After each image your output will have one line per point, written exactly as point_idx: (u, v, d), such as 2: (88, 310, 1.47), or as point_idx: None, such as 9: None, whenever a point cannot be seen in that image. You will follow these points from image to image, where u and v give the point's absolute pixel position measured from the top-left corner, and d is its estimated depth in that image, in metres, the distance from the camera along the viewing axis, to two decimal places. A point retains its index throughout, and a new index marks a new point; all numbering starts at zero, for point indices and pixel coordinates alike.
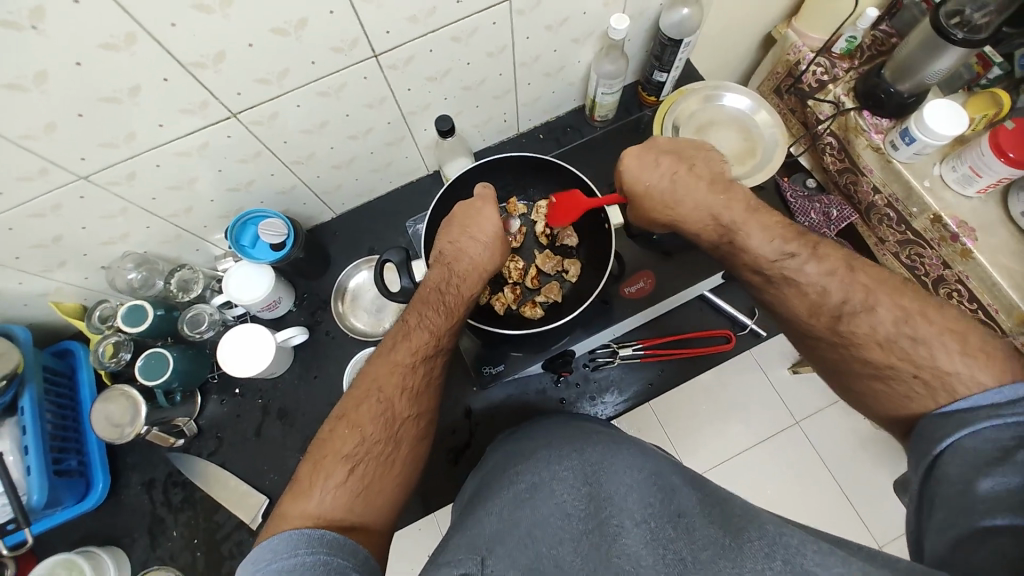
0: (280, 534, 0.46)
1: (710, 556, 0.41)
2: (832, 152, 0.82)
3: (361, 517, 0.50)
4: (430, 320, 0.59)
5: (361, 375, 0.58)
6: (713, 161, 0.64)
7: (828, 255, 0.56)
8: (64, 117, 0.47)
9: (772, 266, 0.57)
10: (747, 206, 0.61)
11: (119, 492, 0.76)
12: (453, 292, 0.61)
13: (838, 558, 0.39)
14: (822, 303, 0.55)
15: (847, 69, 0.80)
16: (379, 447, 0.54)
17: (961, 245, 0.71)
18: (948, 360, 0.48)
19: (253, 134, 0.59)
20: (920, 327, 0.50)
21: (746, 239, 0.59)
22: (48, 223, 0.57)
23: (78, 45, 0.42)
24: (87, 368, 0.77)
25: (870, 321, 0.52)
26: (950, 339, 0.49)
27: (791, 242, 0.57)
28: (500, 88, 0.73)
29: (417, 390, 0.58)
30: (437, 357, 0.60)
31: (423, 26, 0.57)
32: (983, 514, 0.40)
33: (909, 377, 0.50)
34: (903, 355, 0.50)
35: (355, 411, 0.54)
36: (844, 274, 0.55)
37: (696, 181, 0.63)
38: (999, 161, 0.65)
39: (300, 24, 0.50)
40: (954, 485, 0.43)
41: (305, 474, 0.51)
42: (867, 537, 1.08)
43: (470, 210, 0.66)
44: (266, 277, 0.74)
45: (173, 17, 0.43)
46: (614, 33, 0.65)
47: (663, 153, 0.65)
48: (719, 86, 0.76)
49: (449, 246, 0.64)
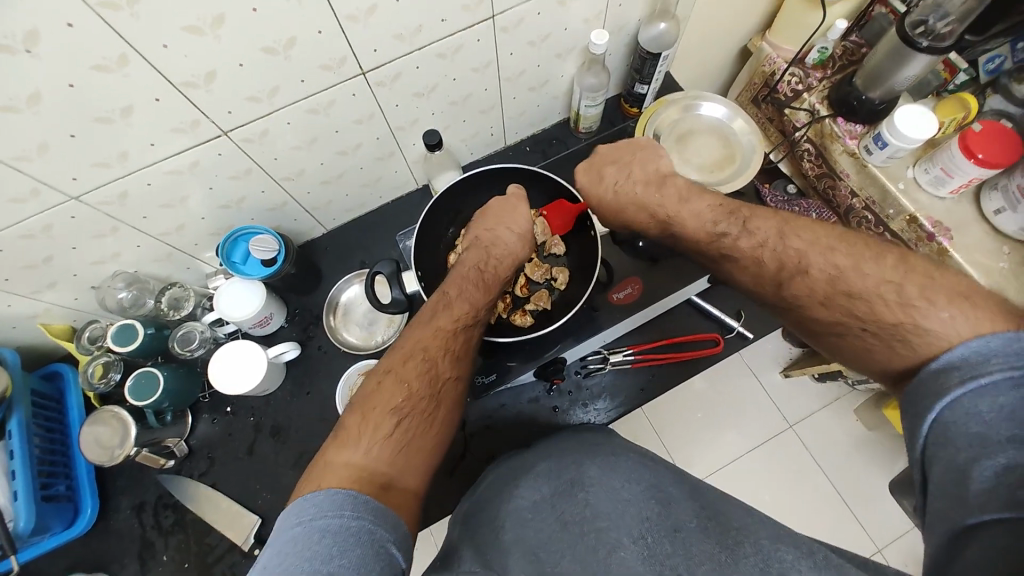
0: (327, 489, 0.44)
1: (708, 571, 0.40)
2: (810, 158, 0.85)
3: (400, 473, 0.49)
4: (471, 291, 0.62)
5: (403, 339, 0.59)
6: (649, 160, 0.69)
7: (759, 227, 0.57)
8: (57, 137, 0.48)
9: (710, 246, 0.60)
10: (679, 195, 0.65)
11: (109, 517, 0.74)
12: (492, 271, 0.65)
13: (833, 570, 0.39)
14: (762, 273, 0.56)
15: (820, 79, 0.82)
16: (423, 404, 0.54)
17: (937, 244, 0.73)
18: (889, 310, 0.47)
19: (244, 151, 0.60)
20: (854, 282, 0.50)
21: (693, 226, 0.62)
22: (39, 244, 0.57)
23: (72, 67, 0.43)
24: (76, 391, 0.76)
25: (806, 283, 0.53)
26: (888, 289, 0.48)
27: (721, 222, 0.60)
28: (486, 103, 0.75)
29: (458, 355, 0.59)
30: (476, 327, 0.61)
31: (409, 44, 0.58)
32: (973, 510, 0.37)
33: (860, 331, 0.50)
34: (846, 312, 0.50)
35: (401, 366, 0.55)
36: (774, 241, 0.56)
37: (633, 184, 0.68)
38: (969, 162, 0.67)
39: (289, 43, 0.51)
40: (948, 466, 0.39)
41: (350, 424, 0.51)
42: (866, 540, 1.08)
43: (506, 204, 0.70)
44: (257, 291, 0.74)
45: (165, 38, 0.45)
46: (595, 47, 0.67)
47: (605, 166, 0.71)
48: (697, 96, 0.78)
49: (486, 232, 0.68)
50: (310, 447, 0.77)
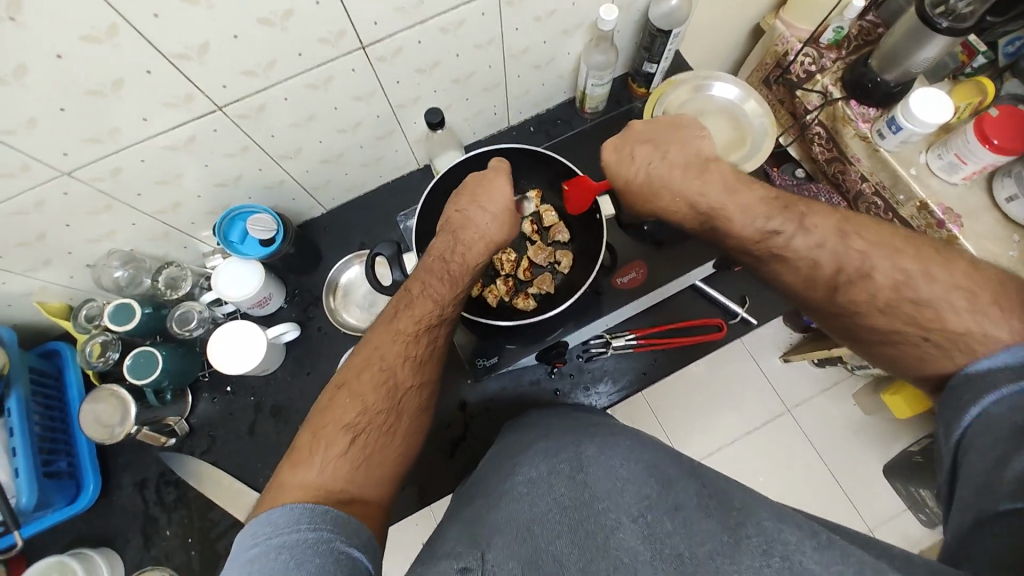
0: (281, 508, 0.45)
1: (707, 551, 0.40)
2: (820, 142, 0.83)
3: (360, 489, 0.49)
4: (433, 290, 0.59)
5: (362, 345, 0.57)
6: (689, 141, 0.62)
7: (818, 225, 0.54)
8: (46, 111, 0.46)
9: (759, 246, 0.56)
10: (724, 184, 0.59)
11: (111, 493, 0.75)
12: (458, 260, 0.61)
13: (835, 551, 0.38)
14: (815, 277, 0.54)
15: (835, 60, 0.80)
16: (381, 417, 0.53)
17: (947, 231, 0.72)
18: (956, 317, 0.47)
19: (240, 127, 0.58)
20: (922, 289, 0.49)
21: (728, 223, 0.58)
22: (32, 221, 0.55)
23: (58, 37, 0.41)
24: (74, 368, 0.76)
25: (869, 287, 0.51)
26: (958, 296, 0.47)
27: (775, 217, 0.56)
28: (490, 80, 0.73)
29: (421, 359, 0.57)
30: (440, 328, 0.59)
31: (410, 17, 0.56)
32: (1005, 497, 0.38)
33: (919, 339, 0.49)
34: (908, 319, 0.49)
35: (356, 379, 0.54)
36: (835, 242, 0.53)
37: (669, 170, 0.61)
38: (984, 148, 0.66)
39: (286, 14, 0.49)
40: (983, 459, 0.41)
41: (305, 443, 0.51)
42: (859, 522, 1.09)
43: (483, 179, 0.65)
44: (255, 271, 0.73)
45: (155, 8, 0.43)
46: (603, 23, 0.64)
47: (638, 144, 0.63)
48: (708, 75, 0.76)
49: (457, 214, 0.64)
50: None
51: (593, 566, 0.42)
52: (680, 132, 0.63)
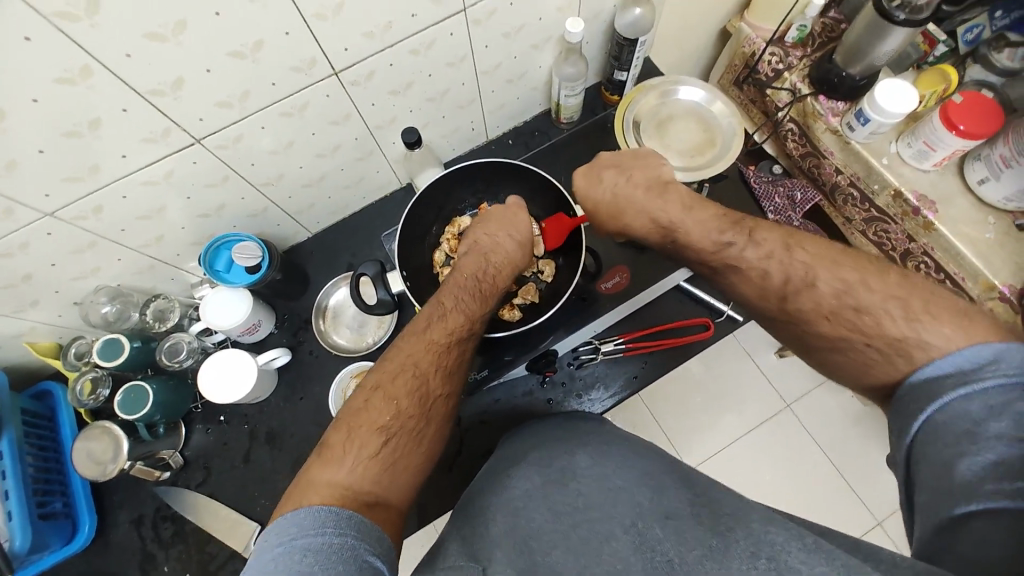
0: (308, 508, 0.45)
1: (698, 557, 0.39)
2: (793, 138, 0.85)
3: (386, 492, 0.49)
4: (466, 304, 0.60)
5: (393, 350, 0.57)
6: (651, 166, 0.65)
7: (766, 237, 0.55)
8: (25, 153, 0.47)
9: (715, 257, 0.57)
10: (683, 204, 0.61)
11: (107, 531, 0.74)
12: (489, 280, 0.63)
13: (821, 553, 0.36)
14: (766, 287, 0.54)
15: (800, 57, 0.82)
16: (412, 423, 0.53)
17: (923, 218, 0.73)
18: (895, 325, 0.46)
19: (219, 157, 0.60)
20: (862, 297, 0.49)
21: (686, 235, 0.59)
22: (17, 262, 0.56)
23: (34, 82, 0.42)
24: (66, 406, 0.75)
25: (812, 296, 0.51)
26: (893, 304, 0.47)
27: (726, 230, 0.57)
28: (464, 97, 0.74)
29: (451, 370, 0.57)
30: (469, 341, 0.60)
31: (379, 40, 0.57)
32: (960, 499, 0.38)
33: (862, 346, 0.49)
34: (851, 327, 0.49)
35: (391, 382, 0.54)
36: (781, 255, 0.54)
37: (633, 189, 0.63)
38: (951, 134, 0.67)
39: (257, 46, 0.50)
40: (934, 465, 0.41)
41: (336, 442, 0.50)
42: (866, 515, 1.09)
43: (507, 211, 0.68)
44: (244, 300, 0.73)
45: (127, 47, 0.44)
46: (570, 36, 0.66)
47: (606, 168, 0.67)
48: (676, 80, 0.78)
49: (487, 238, 0.66)
50: (307, 451, 0.76)
51: (588, 571, 0.41)
52: (643, 159, 0.66)
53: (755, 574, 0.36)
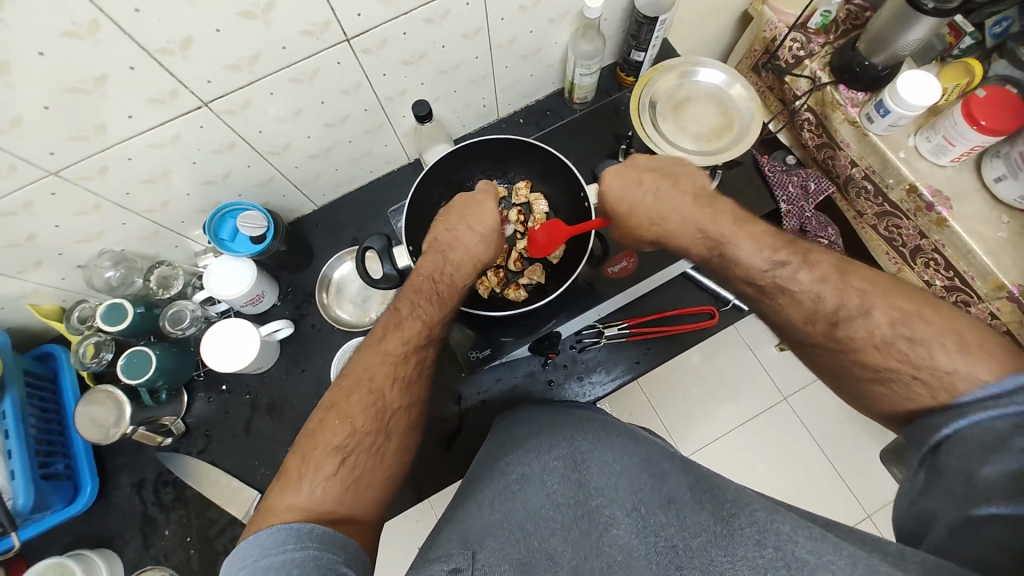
0: (268, 529, 0.45)
1: (702, 543, 0.39)
2: (810, 127, 0.83)
3: (350, 510, 0.49)
4: (422, 309, 0.59)
5: (350, 366, 0.57)
6: (695, 176, 0.65)
7: (819, 261, 0.55)
8: (29, 109, 0.46)
9: (765, 276, 0.56)
10: (734, 218, 0.60)
11: (109, 494, 0.75)
12: (446, 281, 0.61)
13: (829, 542, 0.36)
14: (817, 310, 0.53)
15: (823, 44, 0.79)
16: (370, 439, 0.53)
17: (937, 214, 0.72)
18: (947, 358, 0.46)
19: (226, 123, 0.58)
20: (918, 329, 0.48)
21: (735, 250, 0.58)
22: (21, 221, 0.55)
23: (41, 34, 0.41)
24: (70, 369, 0.76)
25: (866, 324, 0.50)
26: (949, 339, 0.47)
27: (780, 250, 0.56)
28: (477, 72, 0.73)
29: (409, 380, 0.57)
30: (429, 347, 0.59)
31: (394, 7, 0.56)
32: (980, 502, 0.39)
33: (909, 379, 0.48)
34: (901, 358, 0.48)
35: (345, 401, 0.54)
36: (837, 279, 0.53)
37: (680, 197, 0.63)
38: (971, 129, 0.66)
39: (269, 6, 0.49)
40: (956, 475, 0.41)
41: (294, 466, 0.51)
42: (856, 508, 1.10)
43: (470, 202, 0.66)
44: (249, 272, 0.73)
45: (136, 2, 0.42)
46: (589, 12, 0.64)
47: (645, 172, 0.66)
48: (694, 62, 0.76)
49: (446, 233, 0.64)
50: (307, 423, 0.77)
51: (586, 565, 0.40)
52: (686, 167, 0.66)
53: (761, 561, 0.36)
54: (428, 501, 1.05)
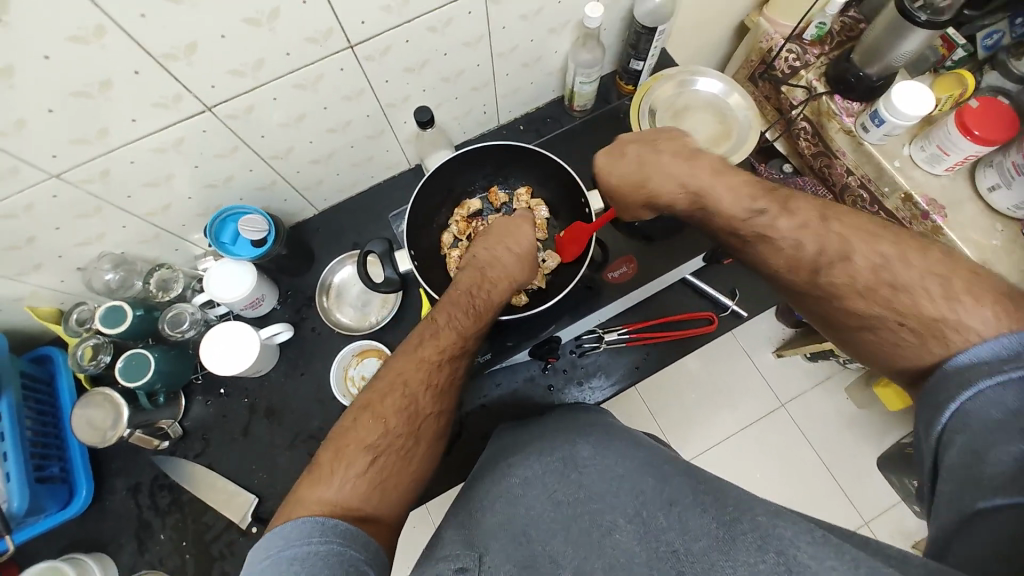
0: (294, 521, 0.45)
1: (704, 548, 0.39)
2: (806, 137, 0.84)
3: (375, 509, 0.49)
4: (459, 320, 0.58)
5: (384, 369, 0.57)
6: (677, 138, 0.62)
7: (799, 209, 0.55)
8: (34, 111, 0.46)
9: (745, 225, 0.56)
10: (713, 168, 0.58)
11: (104, 498, 0.75)
12: (484, 295, 0.60)
13: (830, 547, 0.36)
14: (799, 258, 0.54)
15: (818, 56, 0.81)
16: (400, 442, 0.52)
17: (931, 222, 0.73)
18: (933, 304, 0.47)
19: (229, 127, 0.59)
20: (899, 273, 0.49)
21: (715, 202, 0.58)
22: (22, 223, 0.56)
23: (46, 37, 0.41)
24: (66, 373, 0.75)
25: (847, 270, 0.51)
26: (932, 281, 0.47)
27: (760, 199, 0.56)
28: (478, 79, 0.74)
29: (442, 388, 0.56)
30: (463, 358, 0.58)
31: (397, 15, 0.56)
32: (986, 494, 0.38)
33: (895, 325, 0.49)
34: (885, 303, 0.49)
35: (379, 402, 0.53)
36: (817, 225, 0.53)
37: (661, 156, 0.61)
38: (965, 139, 0.67)
39: (273, 13, 0.49)
40: (960, 455, 0.41)
41: (324, 460, 0.51)
42: (854, 515, 1.10)
43: (510, 224, 0.66)
44: (249, 275, 0.73)
45: (142, 7, 0.43)
46: (589, 21, 0.65)
47: (629, 143, 0.64)
48: (693, 71, 0.77)
49: (486, 252, 0.64)
50: (305, 427, 0.77)
51: (587, 565, 0.41)
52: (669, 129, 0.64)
53: (762, 567, 0.36)
54: (426, 507, 1.04)
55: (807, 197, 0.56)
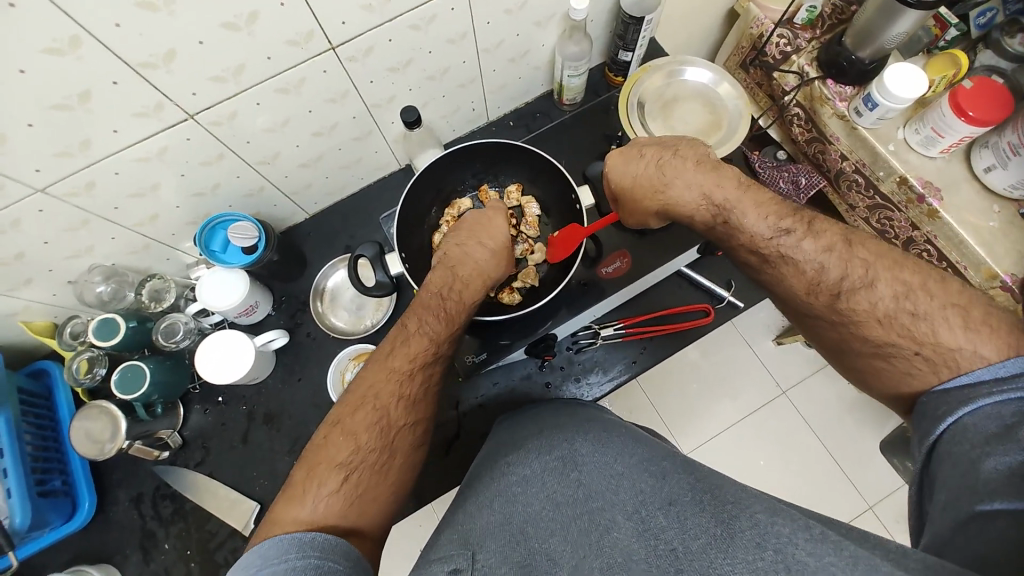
0: (271, 540, 0.45)
1: (702, 545, 0.39)
2: (799, 123, 0.83)
3: (354, 525, 0.49)
4: (429, 326, 0.57)
5: (355, 383, 0.57)
6: (697, 146, 0.62)
7: (825, 231, 0.53)
8: (13, 127, 0.45)
9: (769, 244, 0.54)
10: (738, 184, 0.58)
11: (107, 509, 0.75)
12: (455, 297, 0.59)
13: (828, 542, 0.37)
14: (820, 281, 0.52)
15: (809, 40, 0.80)
16: (373, 456, 0.52)
17: (927, 205, 0.72)
18: (951, 335, 0.46)
19: (214, 134, 0.58)
20: (921, 302, 0.48)
21: (741, 218, 0.56)
22: (10, 239, 0.55)
23: (20, 51, 0.41)
24: (64, 386, 0.75)
25: (869, 297, 0.50)
26: (952, 312, 0.47)
27: (786, 219, 0.55)
28: (465, 76, 0.73)
29: (415, 398, 0.56)
30: (435, 365, 0.58)
31: (379, 14, 0.56)
32: (983, 497, 0.39)
33: (910, 354, 0.48)
34: (902, 332, 0.48)
35: (349, 418, 0.53)
36: (842, 250, 0.52)
37: (682, 162, 0.60)
38: (959, 121, 0.66)
39: (251, 18, 0.49)
40: (960, 463, 0.42)
41: (298, 480, 0.51)
42: (858, 500, 1.10)
43: (481, 218, 0.65)
44: (241, 282, 0.73)
45: (116, 17, 0.42)
46: (574, 13, 0.64)
47: (646, 146, 0.64)
48: (682, 60, 0.76)
49: (456, 248, 0.63)
50: (305, 432, 0.77)
51: (585, 563, 0.40)
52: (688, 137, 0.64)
53: (762, 564, 0.36)
54: (430, 506, 1.05)
55: (827, 220, 0.55)
